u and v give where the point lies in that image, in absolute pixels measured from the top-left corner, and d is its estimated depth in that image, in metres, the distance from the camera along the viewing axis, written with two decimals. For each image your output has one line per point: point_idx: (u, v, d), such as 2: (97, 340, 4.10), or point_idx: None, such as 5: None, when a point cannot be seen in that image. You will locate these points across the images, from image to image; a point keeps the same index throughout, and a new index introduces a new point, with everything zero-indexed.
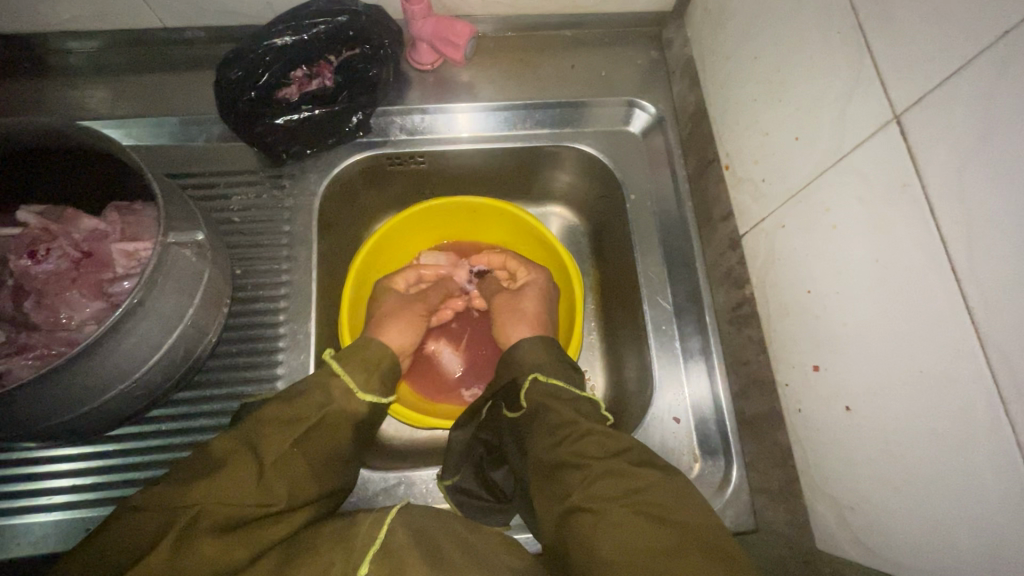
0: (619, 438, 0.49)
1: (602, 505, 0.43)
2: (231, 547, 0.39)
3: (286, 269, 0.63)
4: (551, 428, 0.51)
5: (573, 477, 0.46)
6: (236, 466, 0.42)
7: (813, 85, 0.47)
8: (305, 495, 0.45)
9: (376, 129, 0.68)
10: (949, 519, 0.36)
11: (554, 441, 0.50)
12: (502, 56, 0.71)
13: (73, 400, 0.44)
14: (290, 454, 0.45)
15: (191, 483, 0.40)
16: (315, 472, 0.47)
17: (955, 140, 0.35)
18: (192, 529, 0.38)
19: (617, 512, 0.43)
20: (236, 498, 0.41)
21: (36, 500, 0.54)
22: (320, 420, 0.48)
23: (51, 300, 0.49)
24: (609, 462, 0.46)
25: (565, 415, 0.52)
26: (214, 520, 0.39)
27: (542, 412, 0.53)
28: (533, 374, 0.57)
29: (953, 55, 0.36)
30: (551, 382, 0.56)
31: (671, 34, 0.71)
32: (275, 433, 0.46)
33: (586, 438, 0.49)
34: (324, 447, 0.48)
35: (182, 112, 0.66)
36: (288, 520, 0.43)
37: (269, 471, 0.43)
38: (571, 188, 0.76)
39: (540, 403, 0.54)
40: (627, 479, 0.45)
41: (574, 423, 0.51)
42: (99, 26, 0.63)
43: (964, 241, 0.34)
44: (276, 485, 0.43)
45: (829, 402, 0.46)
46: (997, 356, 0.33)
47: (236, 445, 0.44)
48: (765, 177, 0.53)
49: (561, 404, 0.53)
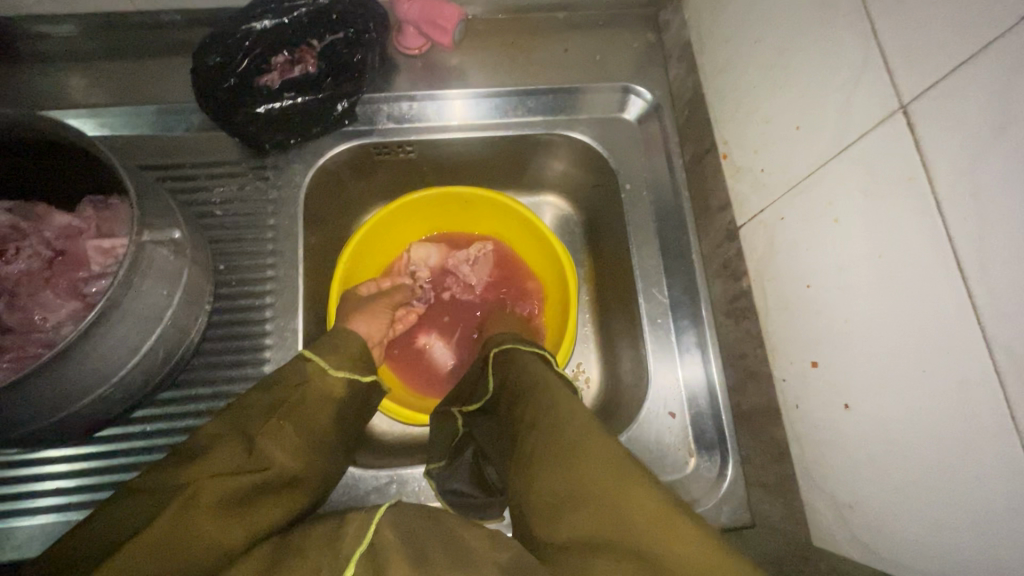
0: (576, 391, 0.51)
1: (554, 450, 0.46)
2: (230, 528, 0.39)
3: (272, 263, 0.61)
4: (517, 396, 0.54)
5: (533, 425, 0.50)
6: (228, 445, 0.42)
7: (816, 71, 0.45)
8: (298, 470, 0.45)
9: (362, 117, 0.65)
10: (954, 517, 0.35)
11: (517, 408, 0.53)
12: (494, 40, 0.68)
13: (49, 406, 0.42)
14: (280, 426, 0.45)
15: (184, 465, 0.41)
16: (306, 449, 0.46)
17: (965, 134, 0.34)
18: (190, 505, 0.38)
19: (566, 451, 0.46)
20: (231, 472, 0.41)
21: (19, 505, 0.53)
22: (301, 396, 0.47)
23: (24, 301, 0.47)
24: (554, 420, 0.48)
25: (532, 382, 0.54)
26: (214, 495, 0.39)
27: (514, 373, 0.56)
28: (500, 344, 0.60)
29: (967, 42, 0.34)
30: (515, 349, 0.59)
31: (669, 16, 0.68)
32: (263, 419, 0.45)
33: (544, 388, 0.52)
34: (312, 422, 0.47)
35: (160, 101, 0.63)
36: (283, 500, 0.43)
37: (260, 441, 0.43)
38: (565, 176, 0.74)
39: (506, 371, 0.57)
40: (574, 422, 0.47)
41: (537, 377, 0.54)
42: (69, 10, 0.60)
43: (972, 238, 0.33)
44: (270, 454, 0.43)
45: (828, 398, 0.45)
46: (1004, 357, 0.31)
47: (226, 430, 0.44)
48: (765, 167, 0.52)
49: (522, 364, 0.56)
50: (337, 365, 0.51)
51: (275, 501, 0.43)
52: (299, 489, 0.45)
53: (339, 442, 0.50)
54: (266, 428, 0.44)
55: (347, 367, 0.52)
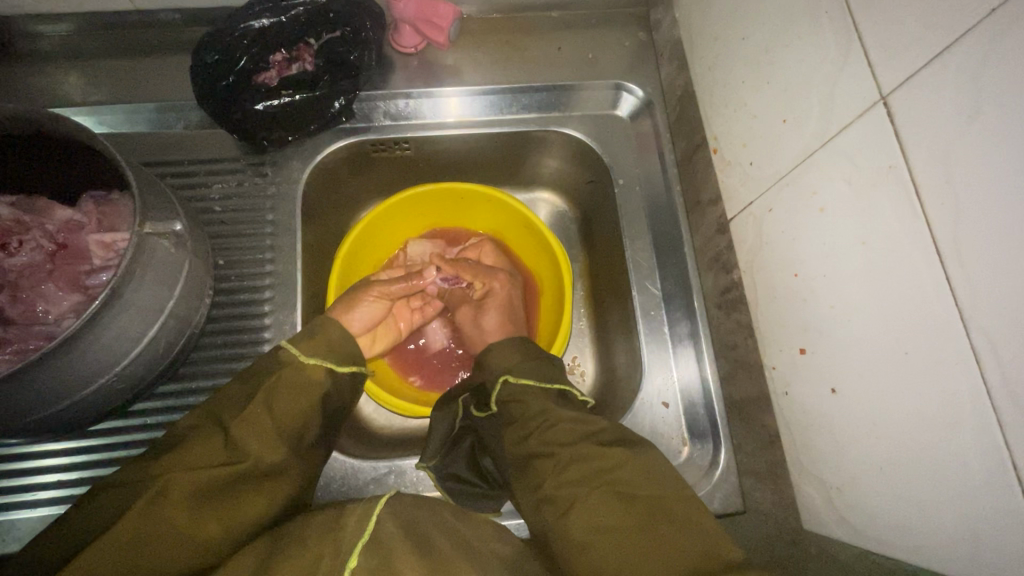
0: (593, 421, 0.49)
1: (573, 491, 0.44)
2: (203, 520, 0.39)
3: (270, 258, 0.62)
4: (523, 420, 0.51)
5: (546, 465, 0.47)
6: (203, 439, 0.42)
7: (802, 66, 0.47)
8: (277, 461, 0.44)
9: (359, 114, 0.66)
10: (934, 497, 0.37)
11: (523, 434, 0.51)
12: (488, 38, 0.69)
13: (52, 395, 0.43)
14: (256, 415, 0.44)
15: (159, 457, 0.41)
16: (285, 438, 0.45)
17: (941, 123, 0.35)
18: (158, 501, 0.38)
19: (587, 492, 0.44)
20: (204, 465, 0.41)
21: (21, 497, 0.53)
22: (275, 381, 0.47)
23: (27, 294, 0.48)
24: (580, 447, 0.47)
25: (543, 403, 0.51)
26: (184, 489, 0.39)
27: (518, 404, 0.53)
28: (503, 377, 0.55)
29: (941, 36, 0.35)
30: (522, 381, 0.54)
31: (660, 15, 0.69)
32: (241, 408, 0.45)
33: (558, 425, 0.49)
34: (291, 414, 0.46)
35: (159, 98, 0.64)
36: (268, 492, 0.43)
37: (235, 432, 0.43)
38: (559, 173, 0.75)
39: (508, 402, 0.53)
40: (594, 458, 0.46)
41: (546, 412, 0.51)
42: (69, 9, 0.61)
43: (950, 222, 0.34)
44: (246, 446, 0.42)
45: (817, 384, 0.46)
46: (980, 338, 0.33)
47: (203, 423, 0.44)
48: (753, 161, 0.53)
49: (533, 396, 0.52)
50: (311, 353, 0.50)
51: (257, 493, 0.42)
52: (285, 480, 0.45)
53: (320, 437, 0.50)
54: (242, 419, 0.44)
55: (322, 354, 0.51)
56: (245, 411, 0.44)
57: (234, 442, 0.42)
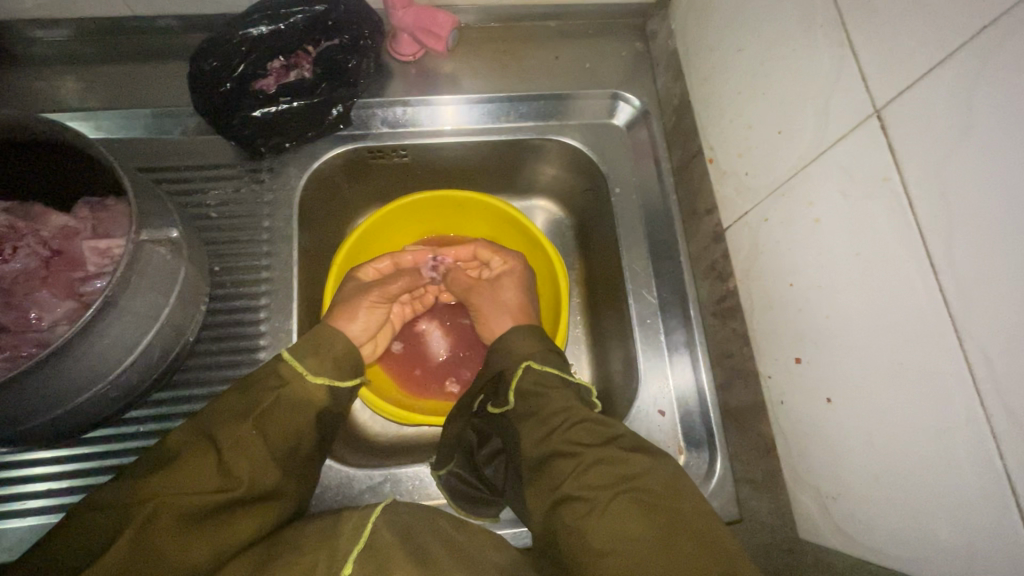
0: (611, 425, 0.50)
1: (592, 496, 0.44)
2: (192, 543, 0.38)
3: (266, 265, 0.61)
4: (542, 417, 0.51)
5: (563, 466, 0.47)
6: (196, 457, 0.42)
7: (797, 77, 0.47)
8: (271, 480, 0.44)
9: (357, 122, 0.66)
10: (928, 506, 0.37)
11: (544, 433, 0.50)
12: (486, 47, 0.70)
13: (46, 403, 0.43)
14: (249, 436, 0.44)
15: (146, 478, 0.40)
16: (278, 459, 0.45)
17: (933, 136, 0.35)
18: (150, 525, 0.37)
19: (608, 500, 0.44)
20: (197, 487, 0.40)
21: (9, 506, 0.53)
22: (274, 399, 0.47)
23: (21, 300, 0.48)
24: (603, 450, 0.47)
25: (563, 403, 0.51)
26: (174, 512, 0.38)
27: (539, 399, 0.52)
28: (527, 362, 0.55)
29: (935, 51, 0.36)
30: (546, 370, 0.54)
31: (656, 26, 0.70)
32: (234, 426, 0.44)
33: (577, 426, 0.49)
34: (283, 432, 0.46)
35: (157, 105, 0.64)
36: (260, 515, 0.43)
37: (228, 454, 0.42)
38: (556, 181, 0.76)
39: (531, 394, 0.53)
40: (615, 464, 0.46)
41: (569, 411, 0.51)
42: (67, 14, 0.61)
43: (942, 232, 0.35)
44: (239, 470, 0.42)
45: (812, 394, 0.46)
46: (974, 347, 0.33)
47: (193, 437, 0.44)
48: (748, 170, 0.53)
49: (555, 391, 0.52)
50: (309, 369, 0.50)
51: (249, 515, 0.42)
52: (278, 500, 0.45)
53: (314, 449, 0.50)
54: (234, 435, 0.43)
55: (325, 372, 0.51)
56: (233, 423, 0.44)
57: (224, 455, 0.42)
